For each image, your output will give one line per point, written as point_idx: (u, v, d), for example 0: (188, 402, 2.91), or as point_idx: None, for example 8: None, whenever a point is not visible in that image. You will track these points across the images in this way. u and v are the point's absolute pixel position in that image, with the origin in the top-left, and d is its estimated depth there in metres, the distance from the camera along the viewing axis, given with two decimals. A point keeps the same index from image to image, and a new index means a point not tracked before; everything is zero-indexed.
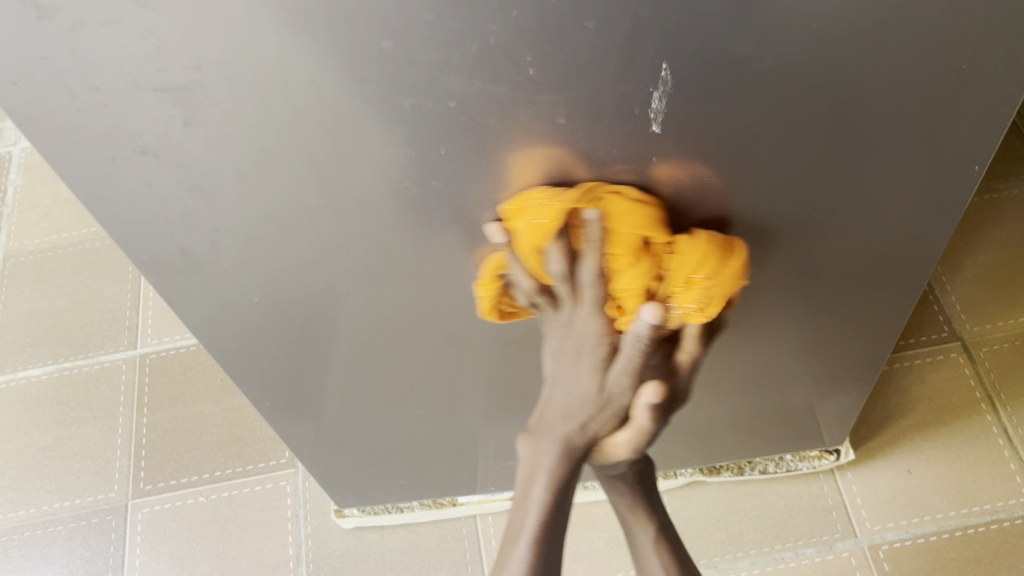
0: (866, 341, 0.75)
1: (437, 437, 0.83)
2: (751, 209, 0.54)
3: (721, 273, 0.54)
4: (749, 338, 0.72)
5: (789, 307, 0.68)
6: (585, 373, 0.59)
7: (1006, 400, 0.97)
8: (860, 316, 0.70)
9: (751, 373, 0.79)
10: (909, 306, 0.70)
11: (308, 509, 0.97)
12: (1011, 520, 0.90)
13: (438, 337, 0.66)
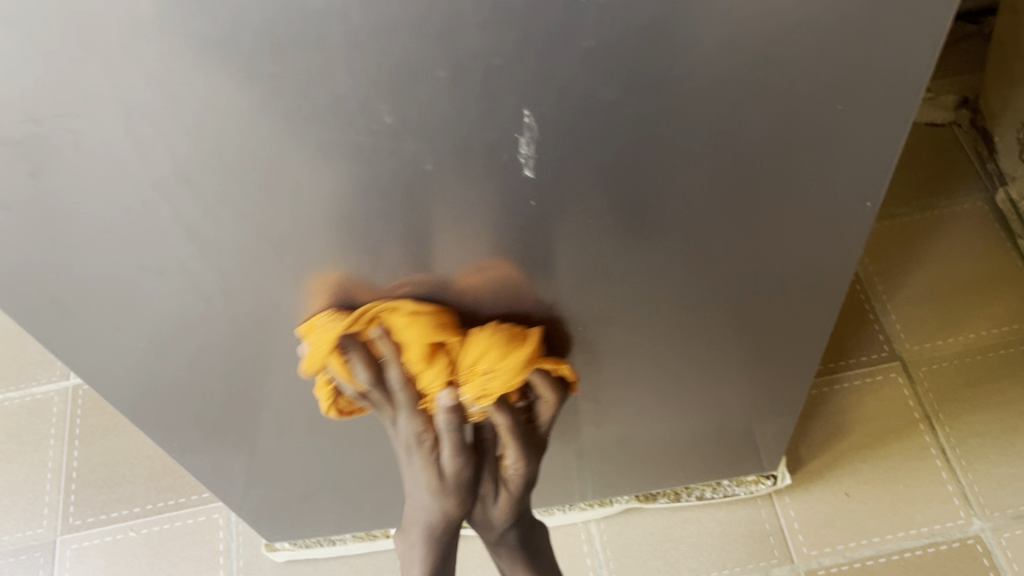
0: (787, 366, 0.74)
1: (361, 471, 0.82)
2: (649, 241, 0.53)
3: (513, 360, 0.57)
4: (667, 365, 0.71)
5: (704, 335, 0.67)
6: (422, 465, 0.61)
7: (944, 420, 0.97)
8: (778, 341, 0.69)
9: (675, 400, 0.78)
10: (824, 331, 0.69)
11: (240, 542, 0.96)
12: (948, 543, 0.90)
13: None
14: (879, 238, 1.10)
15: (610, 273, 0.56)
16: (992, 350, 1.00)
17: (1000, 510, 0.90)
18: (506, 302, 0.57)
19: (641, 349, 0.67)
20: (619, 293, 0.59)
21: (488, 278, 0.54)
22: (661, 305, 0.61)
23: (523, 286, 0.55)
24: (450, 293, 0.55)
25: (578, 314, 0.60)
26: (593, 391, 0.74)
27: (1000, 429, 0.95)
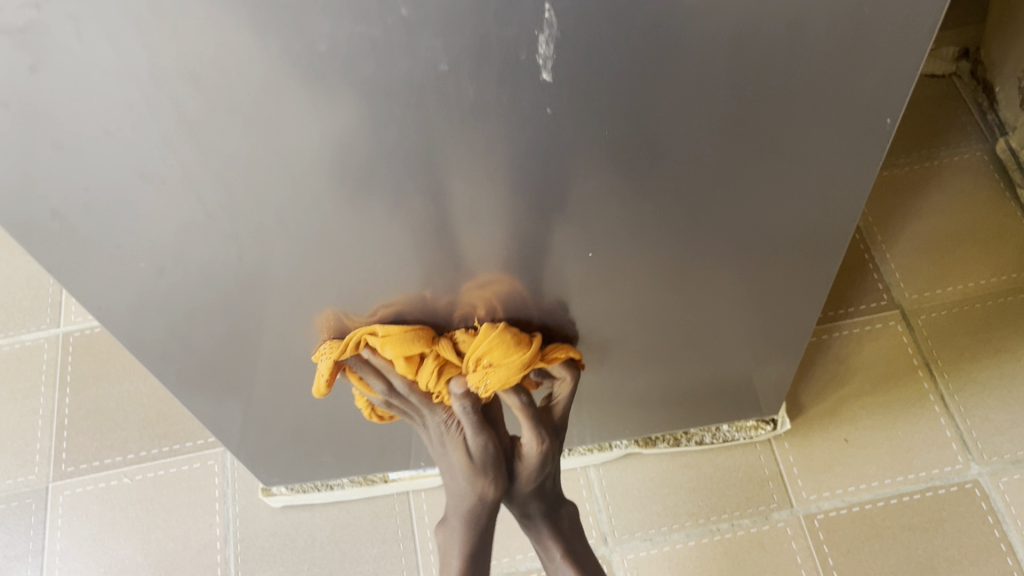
0: (795, 308, 0.72)
1: (360, 413, 0.81)
2: (666, 170, 0.51)
3: (506, 349, 0.64)
4: (675, 308, 0.70)
5: (716, 277, 0.65)
6: (452, 454, 0.67)
7: (943, 367, 0.97)
8: (788, 282, 0.68)
9: (680, 345, 0.77)
10: (832, 273, 0.67)
11: (236, 488, 0.95)
12: (946, 487, 0.90)
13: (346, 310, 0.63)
14: (879, 189, 1.10)
15: (624, 206, 0.55)
16: (991, 298, 1.00)
17: (998, 455, 0.91)
18: (515, 230, 0.55)
19: (650, 289, 0.66)
20: (631, 228, 0.57)
21: (500, 203, 0.52)
22: (676, 242, 0.60)
23: (536, 214, 0.54)
24: (457, 217, 0.53)
25: (590, 249, 0.59)
26: (599, 334, 0.73)
27: (998, 375, 0.95)
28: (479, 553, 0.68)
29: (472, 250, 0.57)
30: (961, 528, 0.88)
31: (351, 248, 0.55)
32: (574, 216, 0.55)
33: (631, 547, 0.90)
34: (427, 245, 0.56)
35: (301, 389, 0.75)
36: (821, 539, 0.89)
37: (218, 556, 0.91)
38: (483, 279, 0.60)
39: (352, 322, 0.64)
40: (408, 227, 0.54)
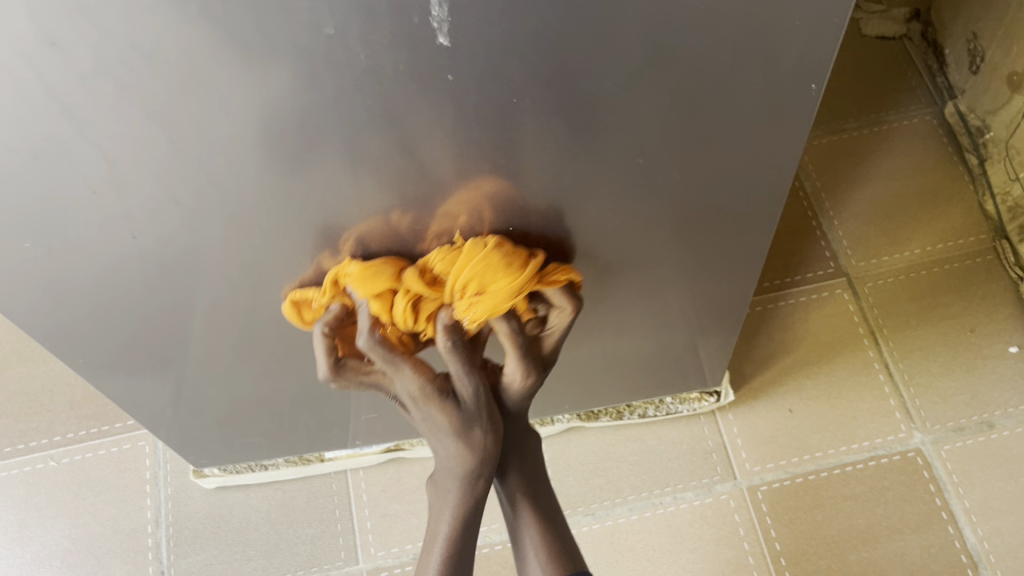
0: (731, 278, 0.70)
1: (289, 393, 0.78)
2: (588, 138, 0.48)
3: (496, 274, 0.56)
4: (610, 281, 0.68)
5: (648, 247, 0.63)
6: (437, 415, 0.60)
7: (888, 336, 0.96)
8: (721, 253, 0.66)
9: (617, 318, 0.74)
10: (765, 241, 0.65)
11: (168, 470, 0.92)
12: (888, 457, 0.90)
13: (262, 290, 0.60)
14: (828, 154, 1.08)
15: (547, 177, 0.52)
16: (937, 266, 0.99)
17: (941, 423, 0.91)
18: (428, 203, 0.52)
19: (581, 263, 0.64)
20: (556, 201, 0.54)
21: (411, 176, 0.49)
22: (604, 215, 0.57)
23: (453, 188, 0.51)
24: (363, 191, 0.50)
25: (515, 225, 0.56)
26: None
27: (942, 342, 0.95)
28: (470, 515, 0.63)
29: (387, 228, 0.54)
30: (902, 497, 0.88)
31: (256, 226, 0.52)
32: (493, 188, 0.51)
33: (573, 522, 0.89)
34: (337, 223, 0.53)
35: (222, 369, 0.72)
36: (765, 510, 0.88)
37: (150, 539, 0.88)
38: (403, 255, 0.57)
39: (267, 294, 0.60)
40: (315, 204, 0.50)
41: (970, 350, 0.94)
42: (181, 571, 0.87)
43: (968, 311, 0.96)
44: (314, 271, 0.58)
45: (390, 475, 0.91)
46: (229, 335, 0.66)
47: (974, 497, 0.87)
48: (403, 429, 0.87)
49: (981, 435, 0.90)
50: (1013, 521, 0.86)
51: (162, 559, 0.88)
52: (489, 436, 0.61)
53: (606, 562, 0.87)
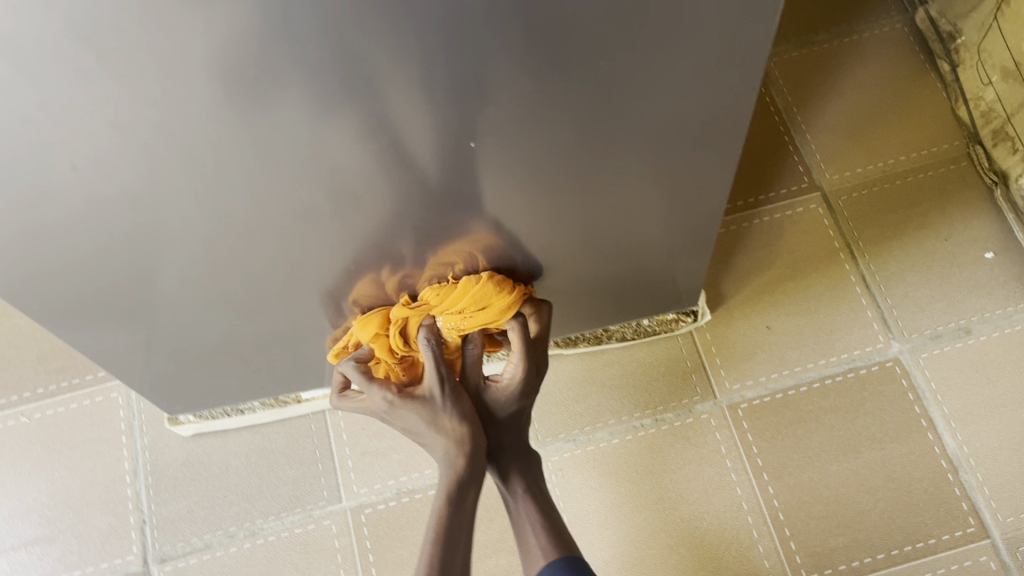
0: (697, 195, 0.68)
1: (260, 334, 0.76)
2: (554, 59, 0.45)
3: (481, 292, 0.72)
4: (583, 206, 0.65)
5: (614, 167, 0.60)
6: (410, 411, 0.70)
7: (864, 249, 0.95)
8: (687, 170, 0.63)
9: (587, 243, 0.73)
10: (732, 154, 0.63)
11: (142, 420, 0.90)
12: (867, 368, 0.90)
13: (219, 231, 0.57)
14: (798, 68, 1.05)
15: (508, 104, 0.48)
16: (910, 174, 0.98)
17: (918, 331, 0.91)
18: (383, 137, 0.49)
19: (553, 190, 0.61)
20: (525, 125, 0.51)
21: (375, 109, 0.46)
22: (565, 138, 0.54)
23: (418, 119, 0.48)
24: (314, 126, 0.46)
25: (485, 153, 0.53)
26: (501, 244, 0.68)
27: (916, 250, 0.94)
28: (460, 491, 0.68)
29: (341, 161, 0.50)
30: (882, 406, 0.88)
31: (213, 169, 0.49)
32: (452, 118, 0.48)
33: (555, 450, 0.89)
34: (298, 160, 0.50)
35: (187, 313, 0.69)
36: (746, 428, 0.88)
37: (129, 490, 0.87)
38: (364, 187, 0.54)
39: (227, 232, 0.58)
40: (266, 144, 0.47)
41: (946, 258, 0.94)
42: (162, 519, 0.86)
43: (944, 220, 0.95)
44: (267, 207, 0.55)
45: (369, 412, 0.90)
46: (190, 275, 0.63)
47: (952, 403, 0.87)
48: None
49: (959, 341, 0.90)
50: (992, 424, 0.86)
51: (143, 508, 0.87)
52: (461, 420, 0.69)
53: (590, 487, 0.87)
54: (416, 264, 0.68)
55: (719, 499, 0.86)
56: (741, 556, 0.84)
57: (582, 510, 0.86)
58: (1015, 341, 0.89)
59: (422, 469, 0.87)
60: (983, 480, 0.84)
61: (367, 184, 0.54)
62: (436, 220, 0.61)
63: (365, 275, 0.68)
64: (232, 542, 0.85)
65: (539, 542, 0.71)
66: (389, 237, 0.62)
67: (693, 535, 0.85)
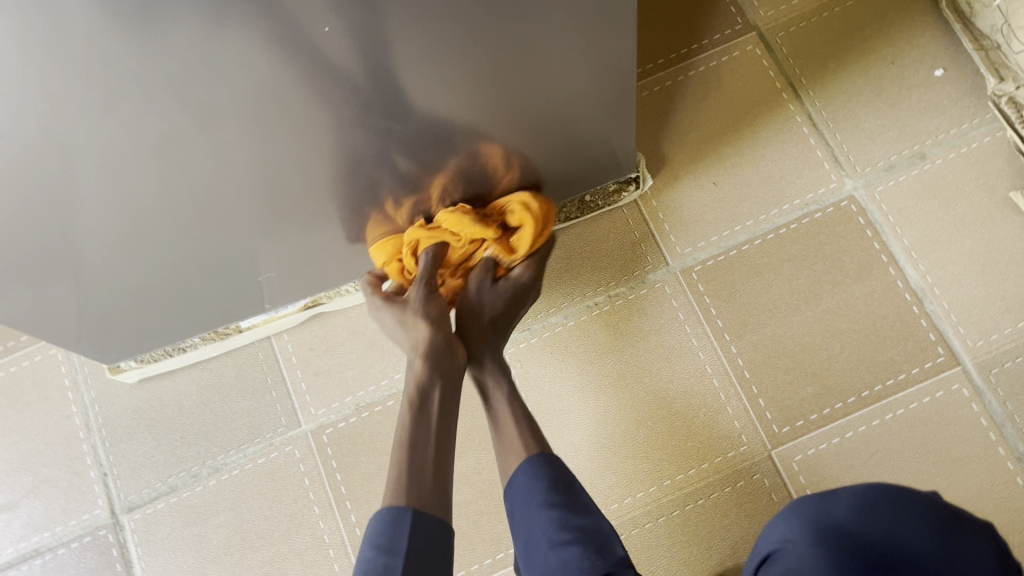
0: (606, 80, 0.62)
1: (178, 277, 0.71)
2: None
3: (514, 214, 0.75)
4: (493, 110, 0.60)
5: (504, 65, 0.54)
6: (390, 319, 0.76)
7: (808, 86, 0.89)
8: (589, 57, 0.57)
9: (502, 147, 0.67)
10: (633, 32, 0.56)
11: (86, 373, 0.87)
12: (821, 212, 0.86)
13: (80, 188, 0.52)
14: None
15: (352, 12, 0.42)
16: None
17: (872, 164, 0.86)
18: (216, 63, 0.43)
19: (453, 95, 0.56)
20: (395, 26, 0.45)
21: (210, 29, 0.40)
22: (434, 41, 0.48)
23: (265, 32, 0.42)
24: (130, 63, 0.41)
25: (359, 62, 0.48)
26: (403, 157, 0.63)
27: (862, 80, 0.89)
28: (424, 385, 0.69)
29: (181, 95, 0.45)
30: (840, 248, 0.85)
31: (36, 121, 0.43)
32: (289, 32, 0.42)
33: (513, 343, 0.86)
34: (144, 96, 0.44)
35: (86, 273, 0.65)
36: (702, 290, 0.85)
37: (85, 445, 0.85)
38: (221, 118, 0.49)
39: (89, 189, 0.52)
40: (82, 88, 0.42)
41: (895, 82, 0.88)
42: (123, 469, 0.85)
43: (890, 42, 0.89)
44: (121, 156, 0.49)
45: (316, 332, 0.87)
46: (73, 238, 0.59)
47: (912, 234, 0.84)
48: (317, 283, 0.82)
49: (914, 168, 0.86)
50: (955, 250, 0.83)
51: (102, 461, 0.85)
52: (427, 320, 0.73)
53: (552, 375, 0.85)
54: (322, 181, 0.63)
55: (683, 367, 0.84)
56: (710, 420, 0.82)
57: (544, 399, 0.84)
58: (972, 160, 0.85)
59: (378, 381, 0.85)
60: (949, 308, 0.82)
61: (223, 114, 0.48)
62: (318, 138, 0.55)
63: (265, 201, 0.63)
64: (196, 482, 0.84)
65: (515, 434, 0.69)
66: (282, 159, 0.57)
67: (660, 406, 0.83)
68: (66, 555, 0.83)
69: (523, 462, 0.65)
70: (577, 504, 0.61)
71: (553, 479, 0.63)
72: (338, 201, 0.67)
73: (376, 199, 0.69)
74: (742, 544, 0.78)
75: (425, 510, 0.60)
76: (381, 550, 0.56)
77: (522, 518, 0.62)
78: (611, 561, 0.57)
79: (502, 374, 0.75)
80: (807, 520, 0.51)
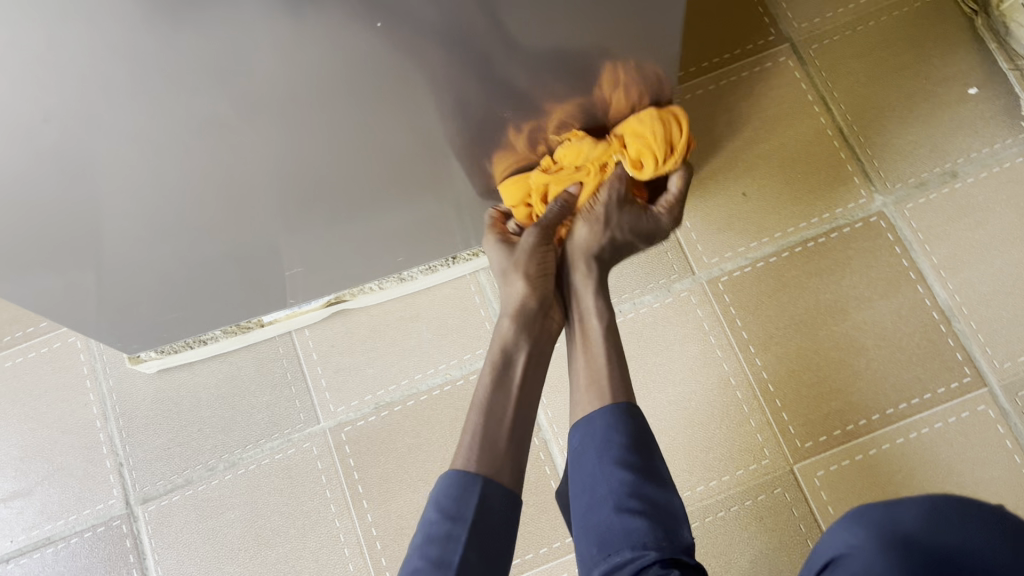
0: (645, 63, 0.62)
1: (208, 267, 0.71)
2: None
3: (641, 131, 0.69)
4: (532, 99, 0.59)
5: (548, 47, 0.54)
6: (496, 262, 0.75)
7: (840, 100, 0.89)
8: (632, 36, 0.57)
9: (538, 135, 0.67)
10: (676, 8, 0.56)
11: (105, 361, 0.87)
12: (851, 227, 0.85)
13: (126, 172, 0.52)
14: None
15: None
16: (885, 14, 0.91)
17: (902, 181, 0.86)
18: (268, 42, 0.43)
19: (488, 85, 0.55)
20: (447, 13, 0.45)
21: (261, 6, 0.40)
22: (483, 24, 0.48)
23: (314, 13, 0.41)
24: (185, 43, 0.41)
25: (401, 47, 0.47)
26: (444, 139, 0.62)
27: (894, 95, 0.88)
28: (507, 349, 0.69)
29: (232, 75, 0.45)
30: (867, 263, 0.84)
31: (88, 101, 0.43)
32: (342, 12, 0.42)
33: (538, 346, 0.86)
34: (192, 75, 0.44)
35: (120, 259, 0.65)
36: (728, 301, 0.85)
37: (101, 435, 0.85)
38: (269, 101, 0.49)
39: (135, 173, 0.52)
40: (137, 68, 0.42)
41: (928, 100, 0.88)
42: (140, 460, 0.84)
43: (925, 60, 0.89)
44: (168, 139, 0.49)
45: (337, 329, 0.87)
46: (112, 223, 0.59)
47: (941, 253, 0.83)
48: (341, 279, 0.82)
49: (945, 186, 0.85)
50: (983, 269, 0.82)
51: (118, 451, 0.84)
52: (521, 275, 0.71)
53: None
54: (361, 167, 0.62)
55: (706, 377, 0.83)
56: (732, 432, 0.81)
57: (565, 404, 0.84)
58: (1004, 180, 0.84)
59: (399, 380, 0.85)
60: (976, 328, 0.81)
61: (271, 96, 0.48)
62: (361, 122, 0.55)
63: (302, 190, 0.63)
64: (213, 476, 0.83)
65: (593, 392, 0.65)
66: (322, 145, 0.57)
67: (682, 417, 0.82)
68: (79, 545, 0.82)
69: (601, 416, 0.62)
70: (653, 472, 0.59)
71: (631, 438, 0.60)
72: (376, 187, 0.67)
73: (415, 183, 0.69)
74: (762, 558, 0.78)
75: (494, 479, 0.61)
76: (445, 516, 0.57)
77: (589, 469, 0.59)
78: (676, 543, 0.55)
79: (605, 305, 0.72)
80: (872, 525, 0.50)
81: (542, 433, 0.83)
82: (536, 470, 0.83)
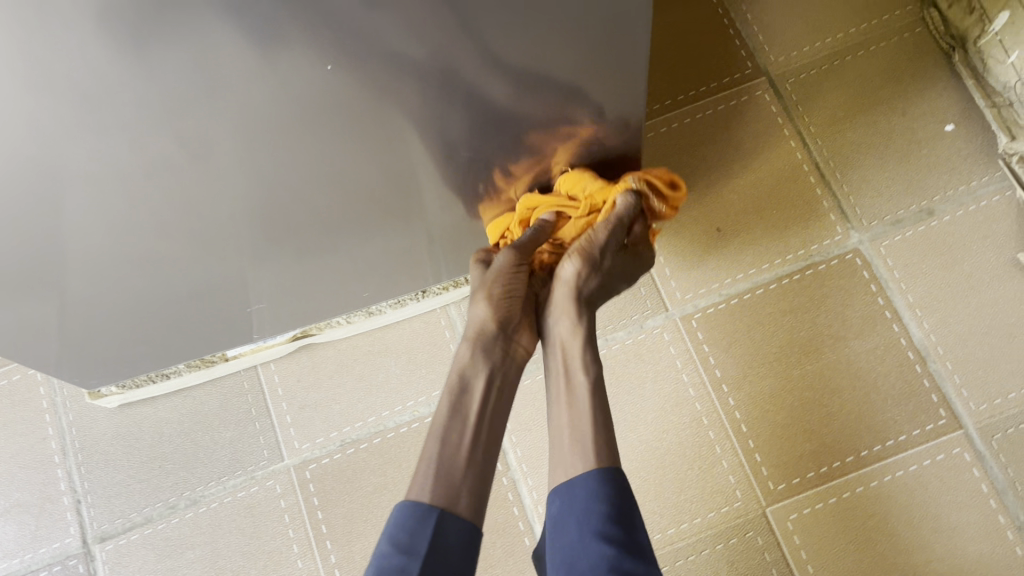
0: (613, 120, 0.61)
1: (166, 304, 0.70)
2: None
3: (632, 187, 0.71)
4: (495, 140, 0.58)
5: (509, 97, 0.53)
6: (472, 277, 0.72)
7: (816, 135, 0.88)
8: (596, 96, 0.56)
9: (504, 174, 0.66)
10: (642, 74, 0.55)
11: (65, 395, 0.85)
12: (826, 264, 0.84)
13: (71, 214, 0.51)
14: None
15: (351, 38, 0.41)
16: (862, 49, 0.90)
17: (879, 218, 0.85)
18: (212, 85, 0.42)
19: (447, 126, 0.54)
20: (397, 55, 0.44)
21: (203, 48, 0.39)
22: (437, 69, 0.47)
23: (260, 54, 0.41)
24: (124, 83, 0.40)
25: (354, 89, 0.46)
26: (405, 178, 0.61)
27: (870, 131, 0.88)
28: (468, 375, 0.66)
29: (177, 119, 0.44)
30: (842, 301, 0.83)
31: (24, 140, 0.42)
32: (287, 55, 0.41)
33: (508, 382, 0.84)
34: (136, 117, 0.43)
35: (73, 297, 0.63)
36: (701, 338, 0.84)
37: (59, 471, 0.83)
38: (219, 144, 0.48)
39: (82, 215, 0.51)
40: (74, 107, 0.41)
41: (904, 136, 0.87)
42: (99, 497, 0.82)
43: (901, 95, 0.88)
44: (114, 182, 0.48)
45: (304, 364, 0.85)
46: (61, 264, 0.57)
47: (917, 291, 0.82)
48: (307, 314, 0.80)
49: (921, 225, 0.84)
50: (959, 309, 0.81)
51: (77, 488, 0.82)
52: (492, 299, 0.68)
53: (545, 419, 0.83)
54: (320, 207, 0.61)
55: (678, 416, 0.82)
56: (704, 473, 0.80)
57: (535, 443, 0.82)
58: (981, 218, 0.83)
59: (365, 417, 0.83)
60: (952, 369, 0.80)
61: (220, 140, 0.47)
62: (317, 164, 0.54)
63: (260, 228, 0.62)
64: (173, 513, 0.81)
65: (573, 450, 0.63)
66: (277, 184, 0.55)
67: (654, 456, 0.81)
68: None
69: (584, 485, 0.60)
70: (634, 545, 0.56)
71: (615, 509, 0.58)
72: (337, 228, 0.66)
73: (379, 222, 0.68)
74: None
75: (448, 515, 0.59)
76: (399, 549, 0.55)
77: (572, 539, 0.57)
78: None
79: (590, 357, 0.68)
80: None
81: (511, 472, 0.82)
82: (505, 510, 0.81)
